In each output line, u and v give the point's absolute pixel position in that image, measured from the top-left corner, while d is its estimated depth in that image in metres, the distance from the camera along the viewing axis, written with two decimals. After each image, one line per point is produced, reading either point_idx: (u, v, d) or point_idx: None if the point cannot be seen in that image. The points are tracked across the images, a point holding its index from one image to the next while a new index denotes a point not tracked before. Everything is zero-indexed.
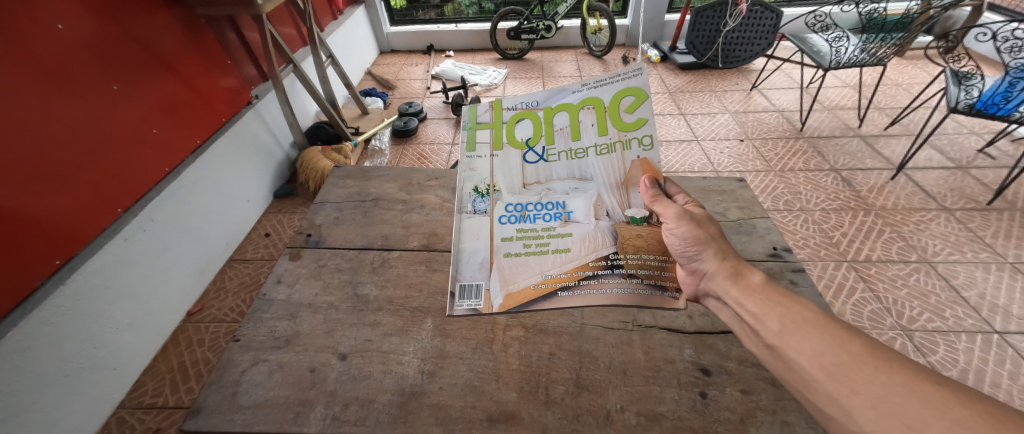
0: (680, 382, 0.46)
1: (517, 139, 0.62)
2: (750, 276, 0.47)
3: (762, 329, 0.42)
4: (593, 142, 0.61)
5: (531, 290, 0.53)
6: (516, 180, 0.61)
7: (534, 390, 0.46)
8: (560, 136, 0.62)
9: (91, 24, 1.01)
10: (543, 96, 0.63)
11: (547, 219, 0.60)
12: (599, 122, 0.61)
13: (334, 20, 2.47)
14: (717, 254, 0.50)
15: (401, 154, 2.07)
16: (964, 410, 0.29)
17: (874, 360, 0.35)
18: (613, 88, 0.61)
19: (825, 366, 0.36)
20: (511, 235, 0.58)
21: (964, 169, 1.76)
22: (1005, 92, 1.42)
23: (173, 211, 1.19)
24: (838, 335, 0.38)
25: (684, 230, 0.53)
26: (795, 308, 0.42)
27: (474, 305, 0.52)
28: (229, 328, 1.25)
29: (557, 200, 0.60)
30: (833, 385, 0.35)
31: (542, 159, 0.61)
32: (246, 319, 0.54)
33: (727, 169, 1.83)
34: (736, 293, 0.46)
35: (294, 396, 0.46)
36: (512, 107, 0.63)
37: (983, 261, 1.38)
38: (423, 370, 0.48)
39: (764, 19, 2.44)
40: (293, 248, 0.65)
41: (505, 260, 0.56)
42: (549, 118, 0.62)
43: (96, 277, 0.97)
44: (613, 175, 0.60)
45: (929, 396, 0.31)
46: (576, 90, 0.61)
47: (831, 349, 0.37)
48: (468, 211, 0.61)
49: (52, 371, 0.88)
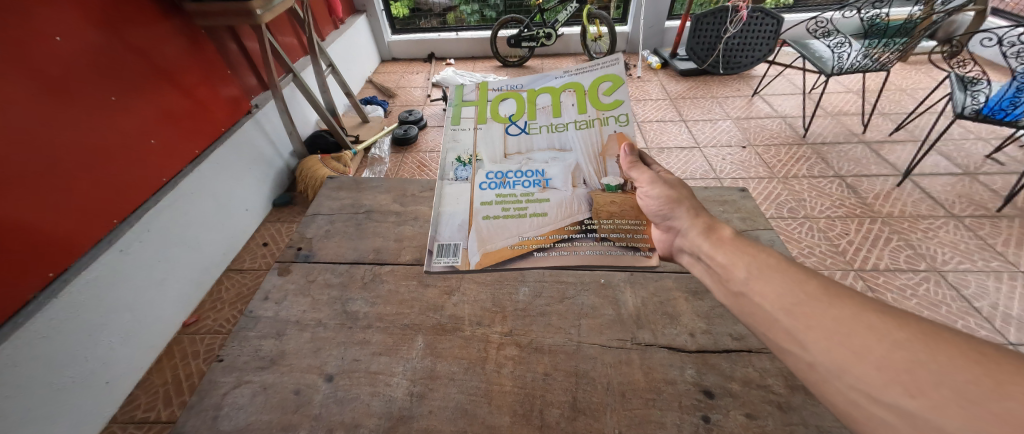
0: (681, 405, 0.44)
1: (501, 114, 0.62)
2: (722, 230, 0.45)
3: (727, 279, 0.40)
4: (573, 119, 0.60)
5: (507, 249, 0.52)
6: (498, 150, 0.60)
7: (527, 414, 0.44)
8: (541, 113, 0.61)
9: (92, 36, 1.02)
10: (528, 81, 0.64)
11: (525, 185, 0.58)
12: (579, 102, 0.61)
13: (335, 29, 2.49)
14: (689, 212, 0.48)
15: (401, 163, 2.06)
16: (904, 334, 0.28)
17: (829, 296, 0.33)
18: (593, 74, 0.61)
19: (785, 305, 0.34)
20: (490, 200, 0.57)
21: (972, 175, 1.73)
22: (1013, 97, 1.40)
23: (168, 222, 1.17)
24: (797, 276, 0.36)
25: (657, 192, 0.51)
26: (760, 255, 0.39)
27: (451, 262, 0.52)
28: (224, 339, 1.23)
29: (536, 168, 0.58)
30: (791, 322, 0.33)
31: (523, 132, 0.60)
32: (231, 338, 0.52)
33: (729, 176, 1.80)
34: (708, 247, 0.44)
35: (277, 420, 0.44)
36: (498, 89, 0.64)
37: (995, 270, 1.34)
38: (412, 392, 0.46)
39: (764, 25, 2.41)
40: (283, 262, 0.64)
41: (484, 222, 0.55)
42: (532, 98, 0.63)
43: (89, 289, 0.95)
44: (592, 147, 0.58)
45: (875, 322, 0.30)
46: (558, 76, 0.62)
47: (791, 288, 0.35)
48: (449, 179, 0.61)
49: (42, 386, 0.86)
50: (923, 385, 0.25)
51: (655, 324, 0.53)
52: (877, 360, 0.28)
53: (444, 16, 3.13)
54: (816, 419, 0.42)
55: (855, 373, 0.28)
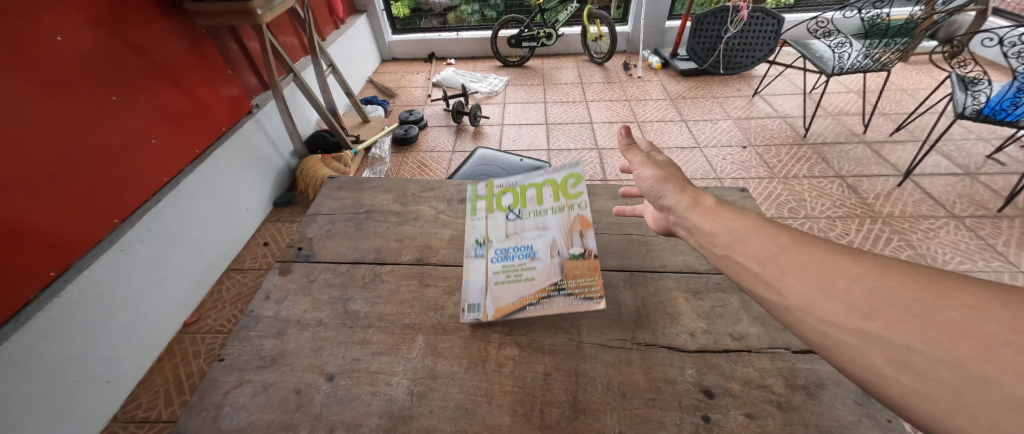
0: (681, 405, 0.44)
1: (502, 204, 0.67)
2: (707, 200, 0.46)
3: (712, 243, 0.42)
4: (551, 204, 0.64)
5: (511, 304, 0.55)
6: (501, 231, 0.64)
7: (527, 413, 0.44)
8: (530, 199, 0.65)
9: (92, 36, 1.02)
10: (520, 173, 0.69)
11: (519, 257, 0.61)
12: (556, 190, 0.65)
13: (336, 29, 2.49)
14: (677, 188, 0.50)
15: (401, 163, 2.06)
16: (861, 269, 0.31)
17: (799, 246, 0.36)
18: (564, 168, 0.66)
19: (760, 258, 0.37)
20: (498, 270, 0.60)
21: (973, 175, 1.73)
22: (1013, 97, 1.40)
23: (168, 223, 1.17)
24: (770, 232, 0.39)
25: (650, 173, 0.52)
26: (738, 217, 0.42)
27: (478, 313, 0.54)
28: (224, 339, 1.23)
29: (526, 245, 0.62)
30: (767, 272, 0.36)
31: (517, 216, 0.65)
32: (232, 337, 0.52)
33: (730, 177, 1.80)
34: (695, 217, 0.45)
35: (278, 420, 0.44)
36: (501, 182, 0.70)
37: (995, 270, 1.34)
38: (413, 391, 0.46)
39: (764, 25, 2.41)
40: (284, 262, 0.64)
41: (495, 287, 0.58)
42: (522, 188, 0.67)
43: (90, 289, 0.95)
44: (570, 228, 0.62)
45: (836, 262, 0.33)
46: (541, 168, 0.68)
47: (765, 242, 0.38)
48: (470, 254, 0.63)
49: (43, 386, 0.86)
50: (877, 308, 0.28)
51: (655, 325, 0.53)
52: (840, 293, 0.31)
53: (445, 16, 3.13)
54: (816, 419, 0.42)
55: (822, 307, 0.31)
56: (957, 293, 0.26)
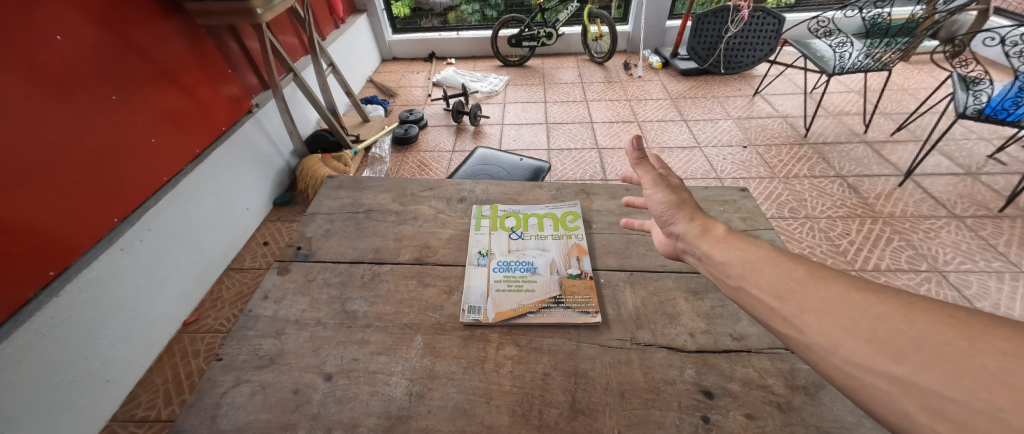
0: (681, 405, 0.44)
1: (504, 226, 0.71)
2: (716, 228, 0.47)
3: (726, 275, 0.42)
4: (552, 232, 0.69)
5: (511, 310, 0.55)
6: (502, 246, 0.66)
7: (526, 413, 0.43)
8: (532, 226, 0.70)
9: (92, 35, 1.02)
10: (523, 207, 0.76)
11: (520, 270, 0.61)
12: (557, 223, 0.71)
13: (336, 29, 2.49)
14: (688, 215, 0.49)
15: (401, 162, 2.06)
16: (883, 307, 0.31)
17: (816, 280, 0.36)
18: (563, 208, 0.75)
19: (778, 294, 0.37)
20: (499, 278, 0.60)
21: (974, 175, 1.72)
22: (1015, 97, 1.38)
23: (168, 221, 1.17)
24: (785, 265, 0.39)
25: (660, 196, 0.52)
26: (751, 248, 0.42)
27: (477, 316, 0.54)
28: (224, 338, 1.23)
29: (527, 260, 0.63)
30: (786, 308, 0.36)
31: (519, 237, 0.68)
32: (230, 337, 0.52)
33: (730, 177, 1.80)
34: (706, 246, 0.45)
35: (276, 420, 0.44)
36: (504, 210, 0.75)
37: (996, 270, 1.34)
38: (411, 391, 0.46)
39: (765, 24, 2.39)
40: (282, 261, 0.64)
41: (496, 293, 0.57)
42: (524, 217, 0.73)
43: (89, 288, 0.95)
44: (569, 251, 0.65)
45: (858, 299, 0.33)
46: (543, 207, 0.75)
47: (782, 276, 0.38)
48: (471, 263, 0.63)
49: (42, 386, 0.86)
50: (905, 351, 0.28)
51: (654, 325, 0.53)
52: (864, 333, 0.30)
53: (445, 15, 3.13)
54: (816, 420, 0.42)
55: (846, 347, 0.30)
56: (985, 336, 0.26)
